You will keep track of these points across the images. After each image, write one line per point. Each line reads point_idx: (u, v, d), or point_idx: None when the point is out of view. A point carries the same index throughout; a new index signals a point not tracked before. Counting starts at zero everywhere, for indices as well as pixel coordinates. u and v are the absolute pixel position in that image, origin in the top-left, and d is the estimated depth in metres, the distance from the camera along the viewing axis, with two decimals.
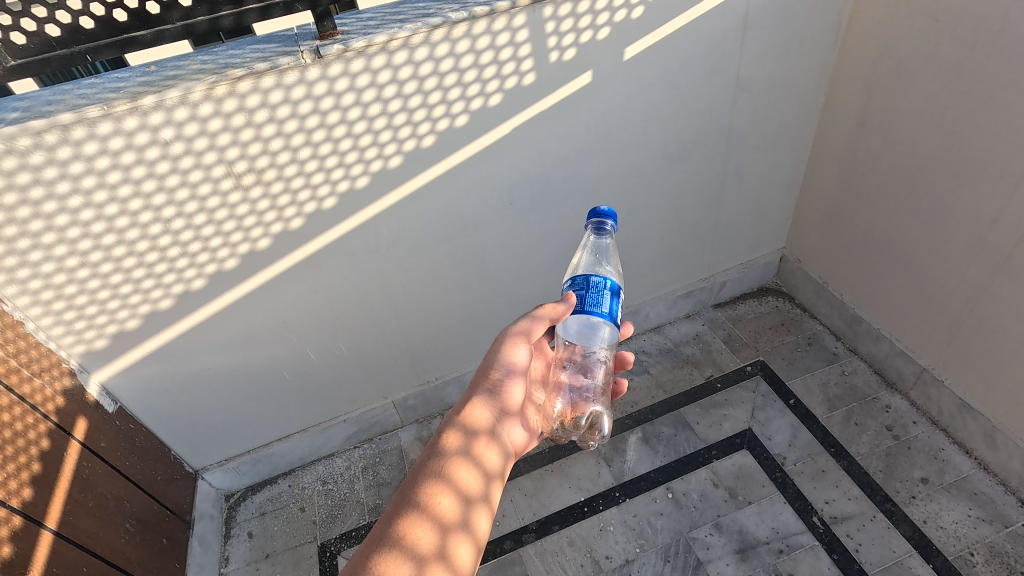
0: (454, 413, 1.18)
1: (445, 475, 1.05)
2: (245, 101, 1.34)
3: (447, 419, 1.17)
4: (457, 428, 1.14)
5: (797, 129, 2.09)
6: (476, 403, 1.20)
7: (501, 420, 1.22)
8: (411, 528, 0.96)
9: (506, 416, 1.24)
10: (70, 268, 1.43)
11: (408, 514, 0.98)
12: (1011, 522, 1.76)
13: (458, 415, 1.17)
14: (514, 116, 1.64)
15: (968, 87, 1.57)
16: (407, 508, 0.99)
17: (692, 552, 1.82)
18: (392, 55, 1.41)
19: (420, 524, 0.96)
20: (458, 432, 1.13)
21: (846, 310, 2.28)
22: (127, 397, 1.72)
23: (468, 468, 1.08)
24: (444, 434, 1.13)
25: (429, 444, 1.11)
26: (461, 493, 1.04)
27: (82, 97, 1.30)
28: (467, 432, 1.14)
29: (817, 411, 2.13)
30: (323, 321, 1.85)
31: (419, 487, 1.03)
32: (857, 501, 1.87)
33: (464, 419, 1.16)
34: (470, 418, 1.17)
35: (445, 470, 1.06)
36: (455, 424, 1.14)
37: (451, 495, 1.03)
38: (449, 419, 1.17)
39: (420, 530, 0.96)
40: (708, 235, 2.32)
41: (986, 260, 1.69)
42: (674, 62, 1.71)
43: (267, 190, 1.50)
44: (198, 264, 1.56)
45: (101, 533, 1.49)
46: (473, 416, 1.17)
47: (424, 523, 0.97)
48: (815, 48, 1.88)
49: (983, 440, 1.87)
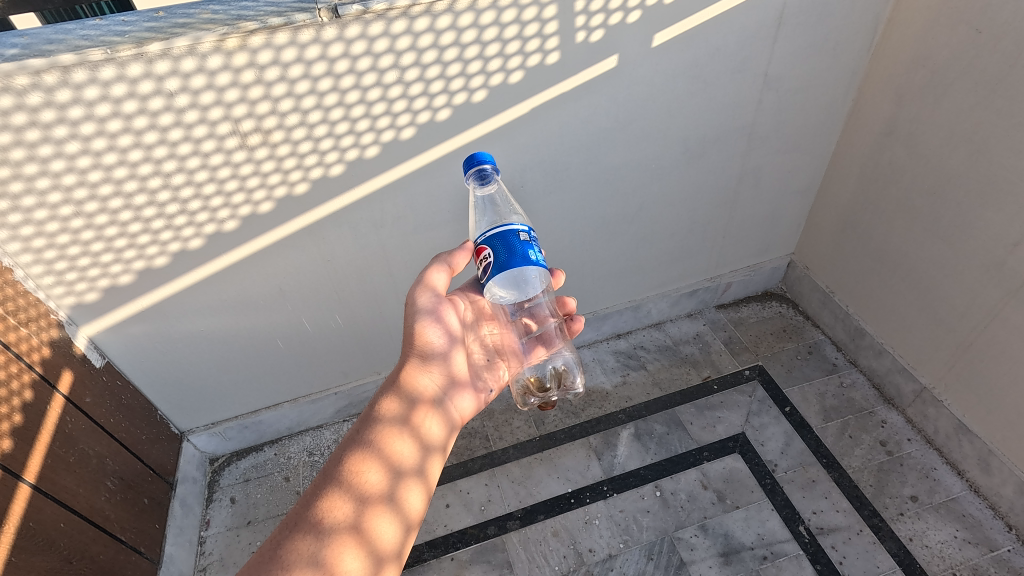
0: (401, 407, 1.14)
1: (388, 492, 1.02)
2: (256, 56, 1.27)
3: (393, 411, 1.12)
4: (402, 429, 1.11)
5: (821, 132, 2.04)
6: (422, 403, 1.18)
7: (458, 410, 1.27)
8: (381, 524, 0.99)
9: (463, 401, 1.30)
10: (65, 217, 1.38)
11: (342, 530, 0.94)
12: (997, 546, 1.75)
13: (406, 415, 1.13)
14: (534, 97, 1.58)
15: (1002, 104, 1.52)
16: (338, 520, 0.95)
17: (676, 552, 1.81)
18: (413, 21, 1.34)
19: (387, 515, 1.00)
20: (405, 438, 1.10)
21: (851, 322, 2.26)
22: (116, 353, 1.69)
23: (412, 486, 1.06)
24: (416, 418, 1.15)
25: (375, 444, 1.06)
26: (399, 515, 1.03)
27: (85, 38, 1.23)
28: (411, 441, 1.11)
29: (812, 422, 2.11)
30: (322, 289, 1.80)
31: (358, 494, 0.99)
32: (845, 514, 1.86)
33: (413, 422, 1.14)
34: (415, 422, 1.14)
35: (389, 486, 1.03)
36: (403, 425, 1.11)
37: (419, 485, 1.07)
38: (396, 416, 1.12)
39: (353, 555, 0.93)
40: (718, 235, 2.28)
41: (1001, 283, 1.65)
42: (702, 53, 1.65)
43: (273, 152, 1.45)
44: (197, 223, 1.50)
45: (81, 490, 1.46)
46: (418, 419, 1.15)
47: (357, 547, 0.94)
48: (848, 51, 1.81)
49: (977, 464, 1.86)
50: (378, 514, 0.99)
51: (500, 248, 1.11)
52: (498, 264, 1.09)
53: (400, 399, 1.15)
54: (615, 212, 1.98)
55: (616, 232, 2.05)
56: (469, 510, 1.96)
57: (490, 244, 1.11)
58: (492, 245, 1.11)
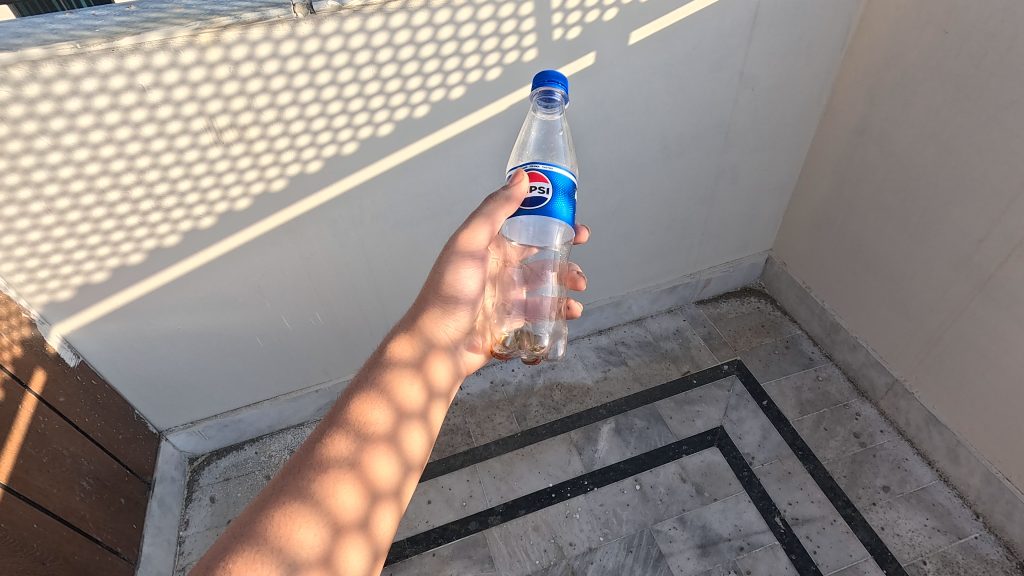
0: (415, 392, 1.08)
1: (389, 482, 0.97)
2: (230, 52, 1.27)
3: (407, 391, 1.06)
4: (413, 417, 1.05)
5: (797, 130, 2.07)
6: (431, 391, 1.13)
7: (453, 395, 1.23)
8: (377, 516, 0.93)
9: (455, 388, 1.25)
10: (36, 214, 1.35)
11: (342, 516, 0.88)
12: (964, 534, 1.81)
13: (417, 401, 1.07)
14: (511, 93, 1.59)
15: (968, 104, 1.57)
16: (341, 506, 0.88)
17: (655, 544, 1.84)
18: (390, 17, 1.34)
19: (384, 503, 0.95)
20: (405, 415, 1.04)
21: (827, 317, 2.30)
22: (90, 351, 1.67)
23: (411, 476, 1.03)
24: (424, 403, 1.09)
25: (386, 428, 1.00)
26: (395, 505, 0.98)
27: (53, 32, 1.20)
28: (414, 421, 1.06)
29: (789, 415, 2.15)
30: (302, 286, 1.80)
31: (357, 472, 0.93)
32: (819, 505, 1.90)
33: (422, 409, 1.08)
34: (425, 410, 1.08)
35: (391, 476, 0.98)
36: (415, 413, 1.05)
37: (412, 472, 1.03)
38: (410, 401, 1.05)
39: (346, 548, 0.87)
40: (698, 231, 2.30)
41: (968, 279, 1.70)
42: (679, 51, 1.67)
43: (249, 149, 1.44)
44: (172, 220, 1.49)
45: (55, 490, 1.44)
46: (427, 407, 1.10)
47: (351, 537, 0.89)
48: (822, 51, 1.85)
49: (946, 454, 1.91)
50: (377, 506, 0.94)
51: (558, 190, 1.11)
52: (551, 205, 1.10)
53: (414, 381, 1.09)
54: (595, 209, 2.00)
55: (597, 229, 2.07)
56: (450, 506, 1.97)
57: (551, 179, 1.10)
58: (551, 178, 1.10)
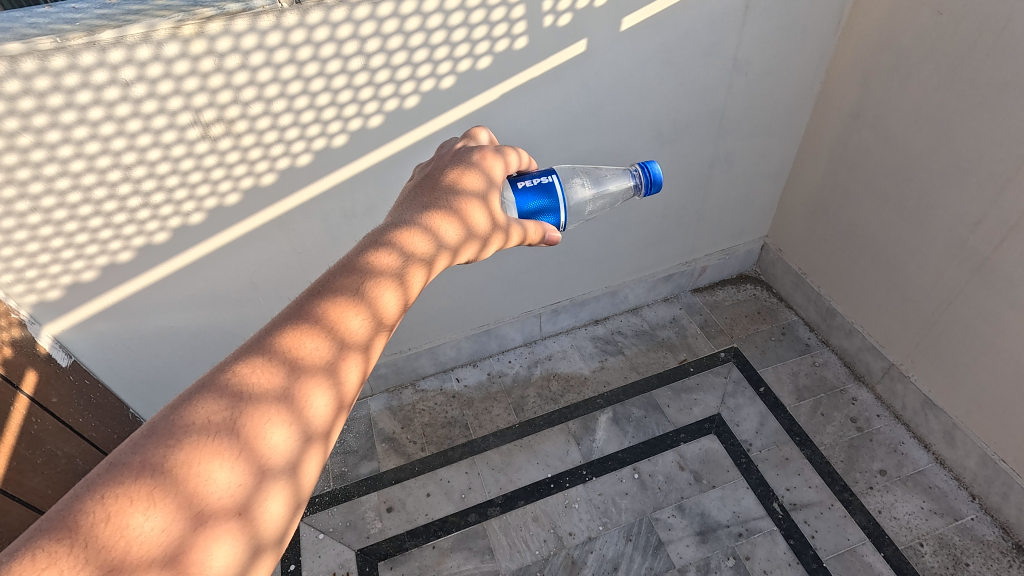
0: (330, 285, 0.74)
1: (282, 388, 0.63)
2: (215, 44, 1.24)
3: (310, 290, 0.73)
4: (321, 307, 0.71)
5: (791, 114, 2.05)
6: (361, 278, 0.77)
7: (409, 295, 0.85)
8: (262, 429, 0.60)
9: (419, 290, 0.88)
10: (21, 214, 1.31)
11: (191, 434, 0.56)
12: (960, 515, 1.82)
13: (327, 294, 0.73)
14: (502, 82, 1.57)
15: (963, 86, 1.55)
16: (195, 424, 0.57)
17: (654, 532, 1.84)
18: (377, 6, 1.32)
19: (276, 411, 0.62)
20: (355, 363, 0.71)
21: (823, 303, 2.30)
22: (82, 350, 1.64)
23: (330, 378, 0.68)
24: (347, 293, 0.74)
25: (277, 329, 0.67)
26: (298, 418, 0.64)
27: (32, 26, 1.17)
28: (363, 356, 0.72)
29: (786, 401, 2.15)
30: (294, 281, 1.78)
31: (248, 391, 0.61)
32: (817, 490, 1.91)
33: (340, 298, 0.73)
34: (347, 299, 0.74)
35: (281, 381, 0.64)
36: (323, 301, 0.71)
37: (331, 372, 0.68)
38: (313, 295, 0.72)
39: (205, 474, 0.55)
40: (693, 219, 2.29)
41: (964, 262, 1.69)
42: (671, 38, 1.65)
43: (237, 143, 1.42)
44: (161, 217, 1.46)
45: (49, 490, 1.54)
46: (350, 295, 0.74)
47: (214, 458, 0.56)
48: (816, 35, 1.83)
49: (942, 436, 1.92)
50: (261, 417, 0.61)
51: None
52: None
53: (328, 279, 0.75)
54: None
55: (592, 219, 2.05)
56: (450, 498, 1.97)
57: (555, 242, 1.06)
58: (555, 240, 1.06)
